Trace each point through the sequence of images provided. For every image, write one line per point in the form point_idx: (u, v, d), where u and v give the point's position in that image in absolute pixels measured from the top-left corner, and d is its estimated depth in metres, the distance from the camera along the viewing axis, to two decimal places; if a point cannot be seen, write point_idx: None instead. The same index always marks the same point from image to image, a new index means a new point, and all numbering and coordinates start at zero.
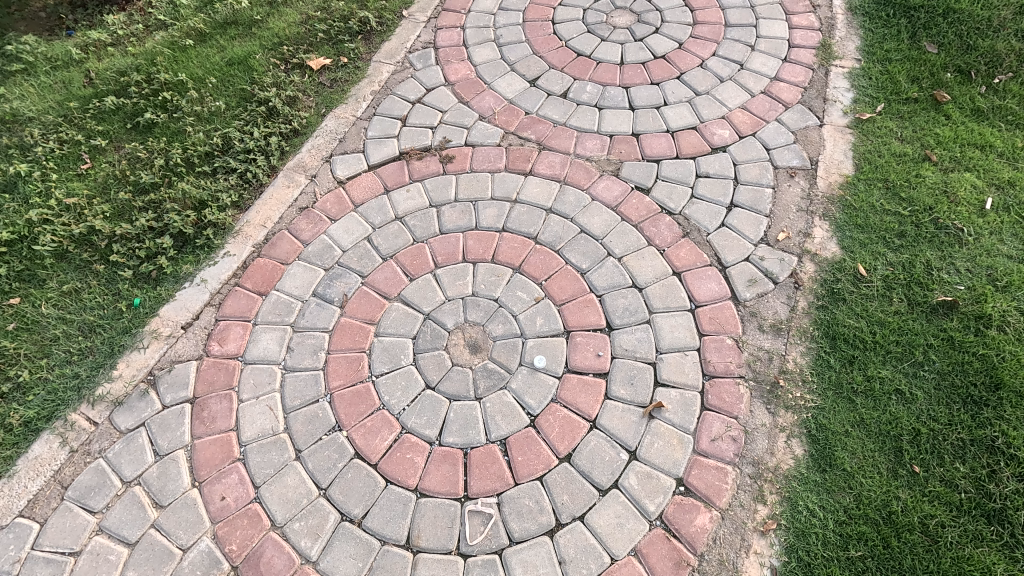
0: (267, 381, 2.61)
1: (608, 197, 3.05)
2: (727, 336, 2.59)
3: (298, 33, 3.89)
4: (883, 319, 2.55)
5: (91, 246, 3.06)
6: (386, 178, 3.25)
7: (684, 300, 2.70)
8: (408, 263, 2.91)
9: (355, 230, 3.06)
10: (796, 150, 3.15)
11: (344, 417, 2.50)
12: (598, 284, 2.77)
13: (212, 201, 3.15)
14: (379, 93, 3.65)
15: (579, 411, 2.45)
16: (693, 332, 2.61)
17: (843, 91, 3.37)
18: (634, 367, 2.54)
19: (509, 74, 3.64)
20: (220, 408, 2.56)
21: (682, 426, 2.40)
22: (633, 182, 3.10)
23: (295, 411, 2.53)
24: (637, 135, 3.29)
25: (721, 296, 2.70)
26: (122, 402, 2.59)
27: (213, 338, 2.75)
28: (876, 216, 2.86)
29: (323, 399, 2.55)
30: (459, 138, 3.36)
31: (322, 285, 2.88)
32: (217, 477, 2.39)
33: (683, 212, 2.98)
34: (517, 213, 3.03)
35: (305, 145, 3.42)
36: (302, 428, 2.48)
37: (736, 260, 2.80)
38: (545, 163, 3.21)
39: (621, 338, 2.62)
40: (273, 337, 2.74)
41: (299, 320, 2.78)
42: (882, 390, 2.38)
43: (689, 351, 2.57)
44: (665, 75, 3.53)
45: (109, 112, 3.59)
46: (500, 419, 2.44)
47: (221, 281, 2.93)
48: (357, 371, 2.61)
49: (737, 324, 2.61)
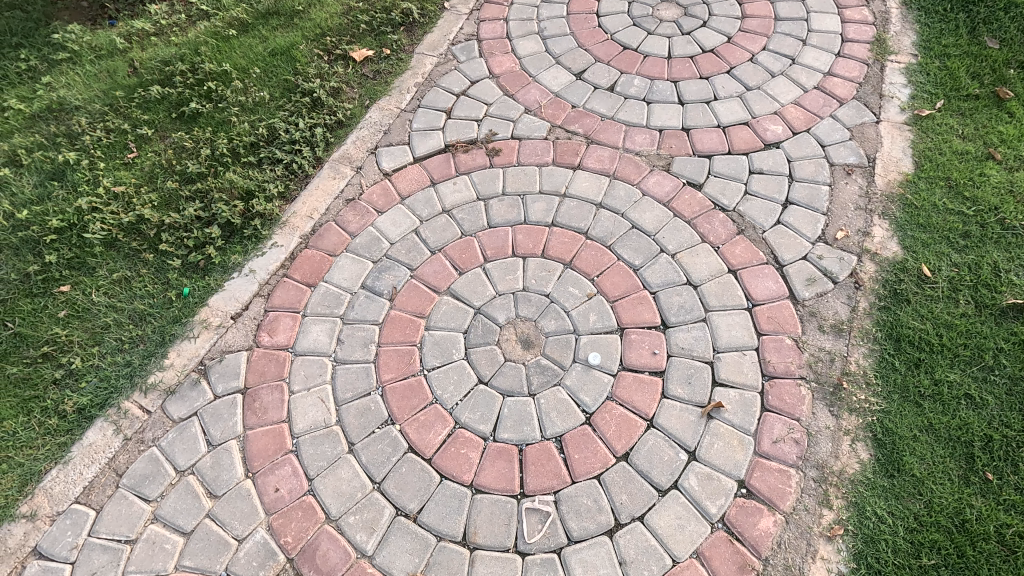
0: (317, 373, 2.60)
1: (659, 192, 3.00)
2: (787, 336, 2.53)
3: (340, 24, 3.87)
4: (950, 321, 2.48)
5: (140, 235, 3.06)
6: (432, 171, 3.22)
7: (741, 298, 2.64)
8: (457, 256, 2.88)
9: (402, 222, 3.03)
10: (852, 147, 3.08)
11: (397, 410, 2.47)
12: (652, 281, 2.72)
13: (259, 191, 3.15)
14: (423, 85, 3.62)
15: (636, 409, 2.41)
16: (751, 332, 2.55)
17: (899, 86, 3.28)
18: (691, 366, 2.49)
19: (555, 67, 3.59)
20: (272, 399, 2.55)
21: (742, 427, 2.34)
22: (685, 177, 3.04)
23: (348, 403, 2.51)
24: (687, 130, 3.23)
25: (779, 296, 2.64)
26: (174, 391, 2.59)
27: (263, 329, 2.74)
28: (939, 215, 2.78)
29: (375, 392, 2.53)
30: (506, 131, 3.33)
31: (370, 278, 2.86)
32: (270, 468, 2.39)
33: (737, 209, 2.91)
34: (567, 207, 2.99)
35: (350, 136, 3.41)
36: (354, 421, 2.47)
37: (793, 258, 2.73)
38: (594, 157, 3.16)
39: (677, 336, 2.57)
40: (323, 329, 2.72)
41: (348, 312, 2.76)
42: (951, 394, 2.31)
43: (747, 350, 2.51)
44: (715, 70, 3.46)
45: (155, 102, 3.59)
46: (556, 416, 2.41)
47: (269, 272, 2.92)
48: (409, 364, 2.59)
49: (796, 324, 2.55)
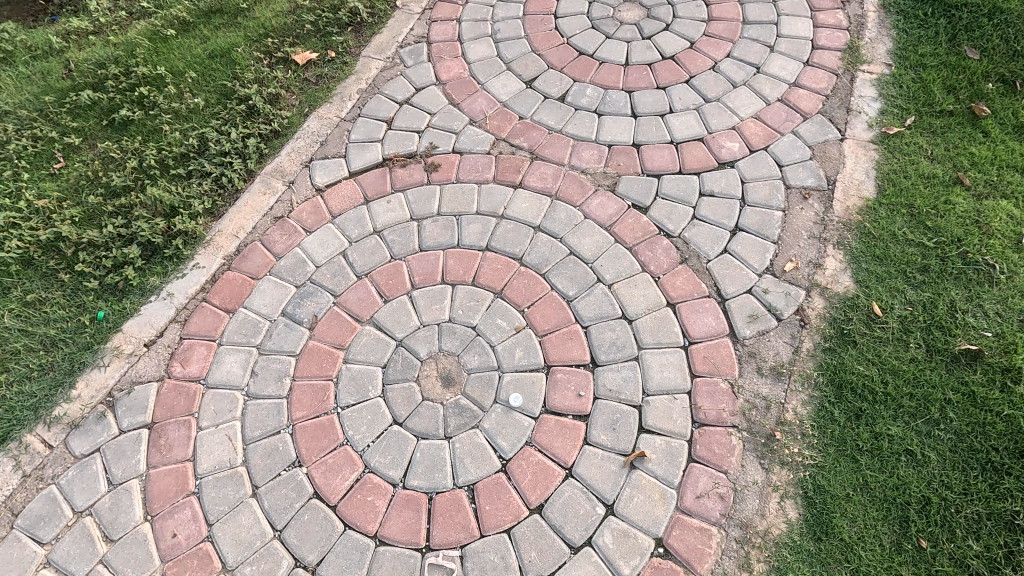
0: (228, 408, 2.48)
1: (601, 215, 2.82)
2: (722, 379, 2.36)
3: (284, 24, 3.67)
4: (898, 367, 2.30)
5: (58, 253, 2.93)
6: (367, 187, 3.05)
7: (677, 335, 2.47)
8: (384, 282, 2.73)
9: (330, 243, 2.88)
10: (812, 167, 2.87)
11: (305, 452, 2.35)
12: (585, 314, 2.55)
13: (184, 208, 3.00)
14: (366, 91, 3.42)
15: (555, 457, 2.27)
16: (684, 373, 2.39)
17: (869, 100, 3.05)
18: (617, 410, 2.34)
19: (504, 73, 3.38)
20: (178, 435, 2.43)
21: (666, 480, 2.20)
22: (630, 198, 2.85)
23: (255, 442, 2.39)
24: (638, 146, 3.03)
25: (717, 334, 2.46)
26: (78, 425, 2.48)
27: (175, 358, 2.62)
28: (897, 246, 2.58)
29: (284, 431, 2.41)
30: (447, 144, 3.14)
31: (291, 304, 2.72)
32: (169, 511, 2.28)
33: (682, 235, 2.73)
34: (503, 230, 2.82)
35: (285, 147, 3.24)
36: (260, 463, 2.35)
37: (737, 292, 2.55)
38: (536, 175, 2.98)
39: (605, 377, 2.41)
40: (237, 360, 2.59)
41: (265, 341, 2.63)
42: (890, 450, 2.15)
43: (679, 394, 2.35)
44: (673, 79, 3.24)
45: (86, 107, 3.43)
46: (470, 462, 2.28)
47: (188, 296, 2.78)
48: (323, 401, 2.46)
49: (733, 366, 2.38)
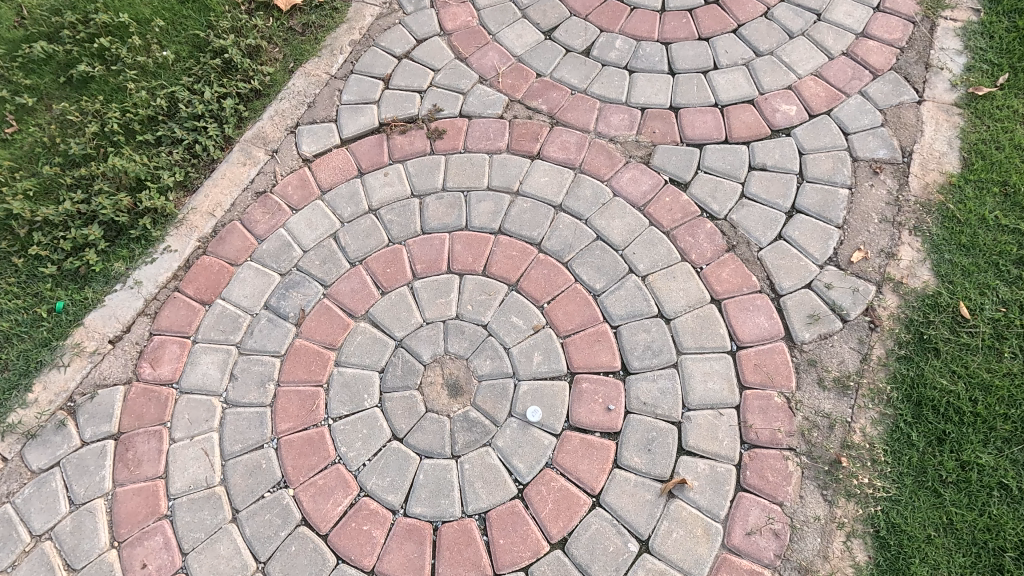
0: (204, 418, 2.17)
1: (633, 193, 2.41)
2: (777, 393, 2.01)
3: None
4: (990, 382, 1.94)
5: (10, 232, 2.56)
6: (361, 157, 2.64)
7: (723, 338, 2.11)
8: (381, 271, 2.36)
9: (319, 224, 2.50)
10: (884, 135, 2.42)
11: (291, 471, 2.05)
12: (614, 312, 2.19)
13: (152, 181, 2.61)
14: (360, 43, 2.96)
15: (579, 482, 1.96)
16: (732, 384, 2.04)
17: (952, 53, 2.57)
18: (652, 427, 2.00)
19: (519, 22, 2.90)
20: (147, 448, 2.13)
21: (710, 512, 1.88)
22: (667, 173, 2.44)
23: (235, 459, 2.09)
24: (676, 110, 2.58)
25: (771, 337, 2.10)
26: (35, 435, 2.18)
27: (144, 358, 2.29)
28: (987, 233, 2.17)
29: (268, 446, 2.10)
30: (453, 107, 2.71)
31: (275, 296, 2.36)
32: (138, 538, 2.00)
33: (729, 217, 2.32)
34: (518, 210, 2.43)
35: (266, 110, 2.81)
36: (241, 483, 2.05)
37: (794, 287, 2.17)
38: (557, 144, 2.56)
39: (638, 387, 2.07)
40: (214, 360, 2.26)
41: (246, 339, 2.29)
42: (980, 483, 1.82)
43: (725, 410, 2.01)
44: (717, 28, 2.75)
45: (40, 61, 2.99)
46: (481, 486, 1.97)
47: (158, 285, 2.43)
48: (311, 411, 2.14)
49: (790, 377, 2.03)
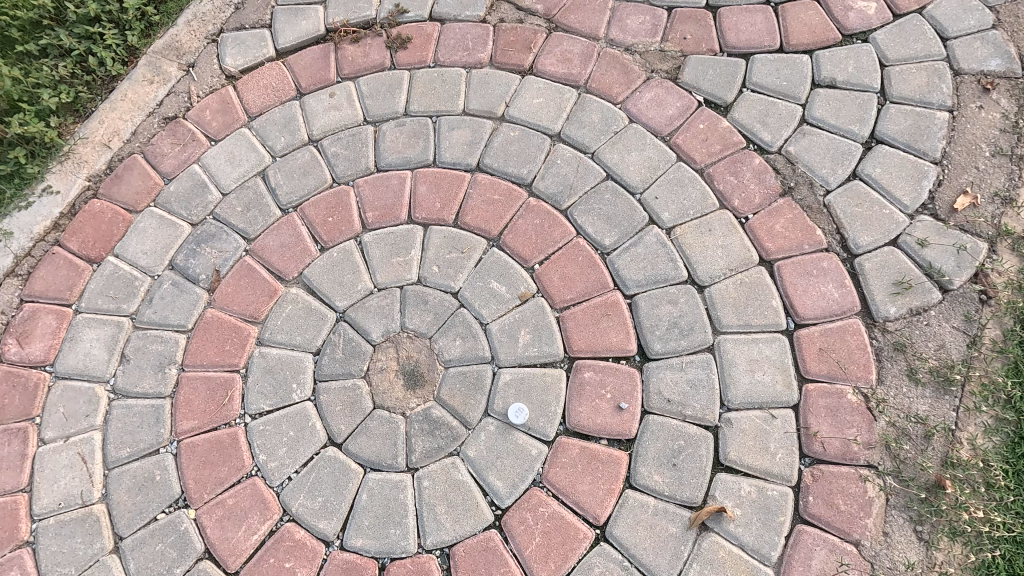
0: (82, 412, 1.64)
1: (656, 118, 1.81)
2: (851, 389, 1.47)
3: None
4: None
5: None
6: (300, 72, 2.02)
7: (776, 314, 1.56)
8: (321, 220, 1.79)
9: (243, 158, 1.91)
10: (998, 40, 1.79)
11: (193, 486, 1.54)
12: (628, 276, 1.64)
13: (29, 102, 2.01)
14: None
15: (577, 508, 1.45)
16: (788, 376, 1.50)
17: None
18: (678, 434, 1.47)
19: None
20: (7, 453, 1.61)
21: (756, 552, 1.37)
22: (702, 92, 1.83)
23: (121, 468, 1.57)
24: (714, 9, 1.93)
25: (842, 312, 1.54)
26: None
27: (11, 333, 1.75)
28: None
29: (165, 451, 1.58)
30: (419, 6, 2.05)
31: (182, 252, 1.80)
32: None
33: (784, 151, 1.73)
34: (503, 141, 1.84)
35: (183, 13, 2.12)
36: (127, 500, 1.54)
37: (873, 245, 1.59)
38: (556, 54, 1.94)
39: (660, 379, 1.52)
40: (99, 337, 1.72)
41: (143, 309, 1.74)
42: None
43: (778, 411, 1.47)
44: None
45: None
46: (445, 511, 1.46)
47: (33, 237, 1.87)
48: (222, 405, 1.61)
49: (868, 368, 1.48)
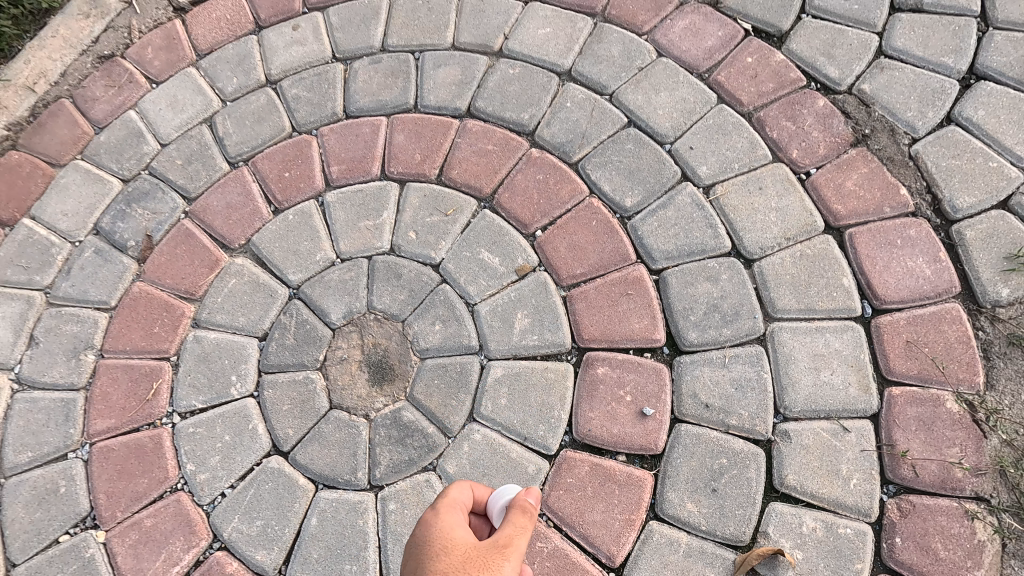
0: None
1: (691, 51, 1.45)
2: (951, 395, 1.11)
3: None
4: None
5: None
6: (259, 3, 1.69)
7: (849, 295, 1.20)
8: (276, 175, 1.46)
9: (187, 104, 1.58)
10: None
11: (104, 501, 1.23)
12: (655, 246, 1.28)
13: None
14: None
15: (586, 542, 1.12)
16: (866, 377, 1.14)
17: None
18: (719, 452, 1.13)
19: None
20: None
21: None
22: (750, 21, 1.46)
23: (19, 477, 1.27)
24: None
25: (935, 293, 1.18)
26: None
27: None
28: None
29: (73, 456, 1.27)
30: None
31: (111, 215, 1.48)
32: None
33: (857, 89, 1.36)
34: (499, 80, 1.48)
35: None
36: (23, 518, 1.23)
37: (977, 208, 1.23)
38: None
39: (694, 378, 1.18)
40: (7, 316, 1.41)
41: (60, 282, 1.43)
42: None
43: (853, 423, 1.12)
44: None
45: None
46: None
47: None
48: (144, 402, 1.29)
49: (974, 368, 1.12)
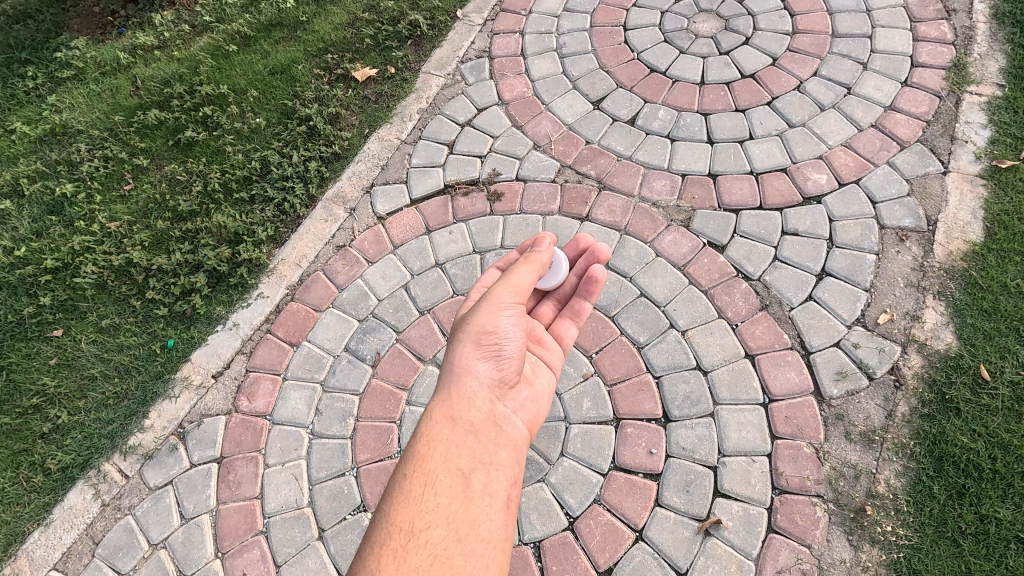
0: (294, 447, 2.49)
1: (674, 253, 2.67)
2: (807, 444, 2.21)
3: (343, 38, 3.58)
4: (1008, 442, 2.11)
5: (129, 278, 2.99)
6: (428, 216, 2.98)
7: (756, 391, 2.33)
8: (448, 320, 2.67)
9: (392, 276, 2.83)
10: (910, 205, 2.62)
11: (370, 497, 2.35)
12: (657, 363, 2.44)
13: (248, 235, 3.00)
14: (427, 112, 3.33)
15: (624, 517, 2.19)
16: (765, 434, 2.25)
17: (976, 127, 2.76)
18: (691, 471, 2.23)
19: (570, 93, 3.23)
20: (246, 472, 2.47)
21: (744, 550, 2.09)
22: (706, 236, 2.69)
23: (321, 484, 2.40)
24: (714, 178, 2.84)
25: (801, 391, 2.31)
26: (152, 456, 2.55)
27: (242, 393, 2.64)
28: (1008, 300, 2.34)
29: (350, 473, 2.41)
30: (510, 171, 3.02)
31: (354, 340, 2.70)
32: (239, 550, 2.33)
33: (763, 278, 2.55)
34: None
35: (345, 173, 3.18)
36: (326, 505, 2.36)
37: (823, 345, 2.38)
38: (605, 207, 2.83)
39: (677, 433, 2.30)
40: (303, 397, 2.59)
41: (329, 378, 2.62)
42: (999, 536, 1.99)
43: (758, 457, 2.22)
44: (753, 100, 3.01)
45: (153, 127, 3.47)
46: (536, 518, 2.22)
47: (253, 327, 2.80)
48: (386, 445, 2.44)
49: (818, 430, 2.23)
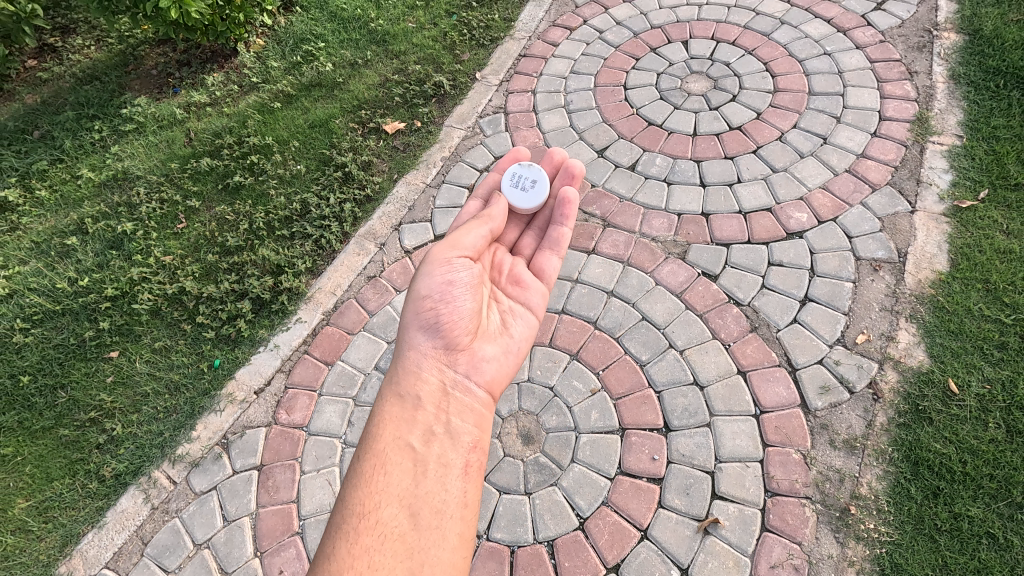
0: (328, 455, 2.74)
1: (672, 282, 2.97)
2: (795, 450, 2.44)
3: (376, 96, 4.04)
4: (976, 447, 2.34)
5: (181, 305, 3.31)
6: None
7: (748, 404, 2.58)
8: None
9: None
10: (883, 239, 2.93)
11: None
12: (658, 379, 2.70)
13: (289, 267, 3.34)
14: (449, 159, 3.73)
15: (630, 517, 2.40)
16: (757, 442, 2.49)
17: (939, 171, 3.10)
18: (690, 476, 2.46)
19: (577, 143, 3.63)
20: (284, 478, 2.71)
21: (740, 547, 2.28)
22: (700, 267, 3.00)
23: None
24: (707, 216, 3.18)
25: (789, 403, 2.55)
26: (199, 464, 2.79)
27: (282, 407, 2.91)
28: (972, 322, 2.61)
29: None
30: None
31: (384, 359, 2.98)
32: (277, 549, 2.54)
33: (752, 303, 2.85)
34: (578, 294, 3.00)
35: (376, 212, 3.55)
36: None
37: (807, 362, 2.64)
38: (609, 242, 3.16)
39: (678, 442, 2.54)
40: (336, 410, 2.86)
41: (361, 394, 2.90)
42: (971, 532, 2.19)
43: (751, 463, 2.45)
44: (740, 149, 3.39)
45: (204, 173, 3.89)
46: (549, 518, 2.43)
47: (292, 348, 3.09)
48: None
49: (805, 437, 2.46)
